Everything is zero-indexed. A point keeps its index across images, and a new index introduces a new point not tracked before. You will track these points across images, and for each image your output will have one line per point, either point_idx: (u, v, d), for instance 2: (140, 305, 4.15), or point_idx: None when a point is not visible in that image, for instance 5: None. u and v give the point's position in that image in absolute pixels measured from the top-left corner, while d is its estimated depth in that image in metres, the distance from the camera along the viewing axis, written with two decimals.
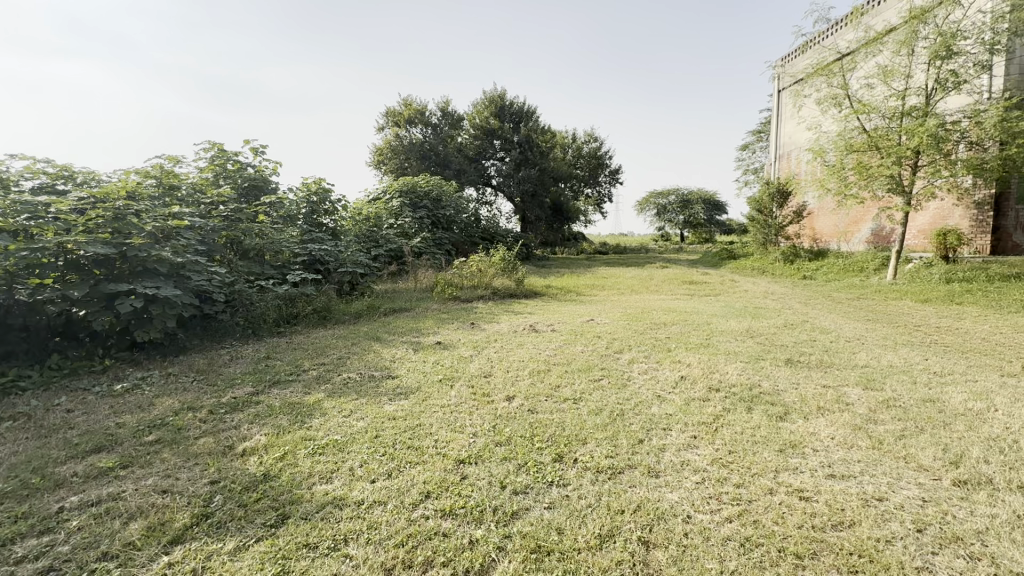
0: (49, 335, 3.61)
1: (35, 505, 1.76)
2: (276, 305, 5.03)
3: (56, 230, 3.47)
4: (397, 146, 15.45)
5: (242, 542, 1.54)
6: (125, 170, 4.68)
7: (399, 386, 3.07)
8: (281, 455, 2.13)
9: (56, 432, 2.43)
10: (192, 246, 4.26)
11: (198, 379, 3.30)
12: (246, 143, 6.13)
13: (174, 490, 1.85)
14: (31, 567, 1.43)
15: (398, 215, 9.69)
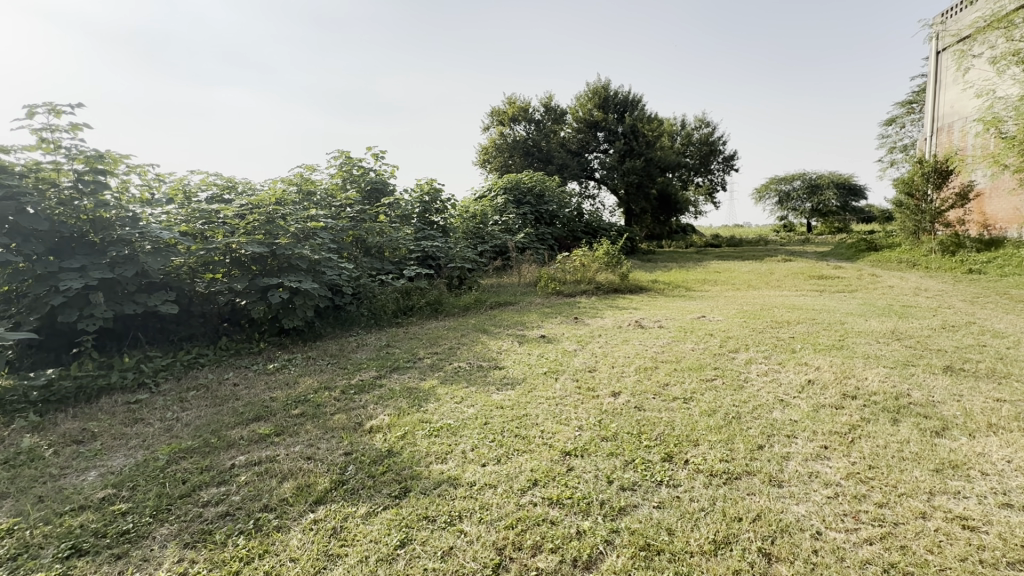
0: (219, 320, 4.29)
1: (214, 460, 2.12)
2: (393, 298, 5.49)
3: (223, 233, 4.12)
4: (502, 145, 15.83)
5: (372, 508, 1.72)
6: (274, 180, 5.42)
7: (506, 377, 3.19)
8: (402, 434, 2.33)
9: (226, 401, 2.91)
10: (326, 245, 4.79)
11: (332, 362, 3.72)
12: (369, 149, 6.75)
13: (317, 457, 2.12)
14: (213, 510, 1.74)
15: (503, 212, 9.92)
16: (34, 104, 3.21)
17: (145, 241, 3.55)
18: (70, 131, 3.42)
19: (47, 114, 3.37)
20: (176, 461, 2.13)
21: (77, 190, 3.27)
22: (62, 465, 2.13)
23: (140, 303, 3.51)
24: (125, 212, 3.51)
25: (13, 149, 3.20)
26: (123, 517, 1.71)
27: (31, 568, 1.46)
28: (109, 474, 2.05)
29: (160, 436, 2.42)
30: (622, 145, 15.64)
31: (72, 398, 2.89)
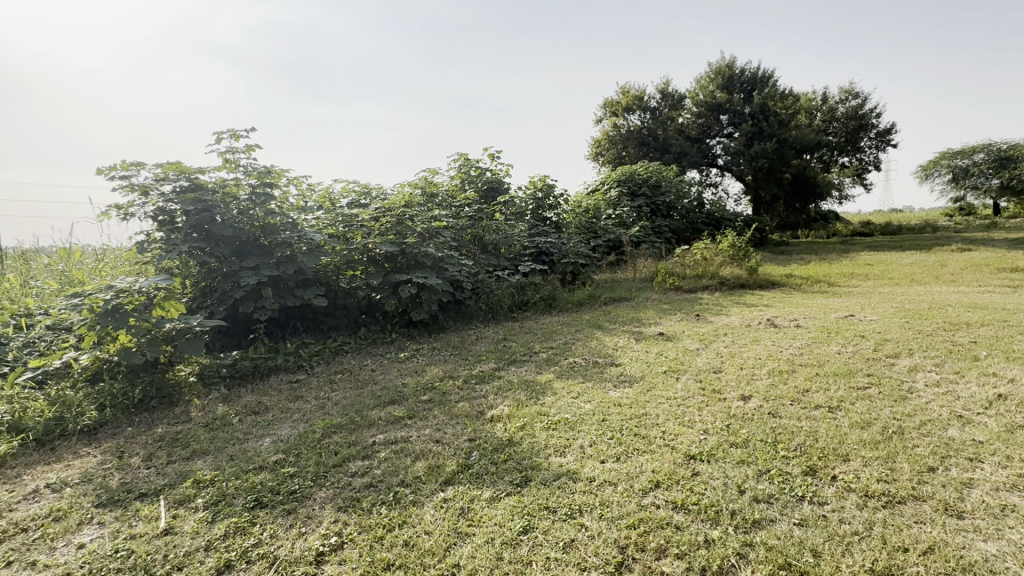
0: (359, 312, 4.78)
1: (359, 436, 2.40)
2: (509, 293, 5.66)
3: (362, 234, 4.60)
4: (615, 136, 15.38)
5: (496, 493, 1.80)
6: (402, 184, 5.91)
7: (623, 374, 3.13)
8: (521, 425, 2.40)
9: (366, 385, 3.25)
10: (448, 243, 5.11)
11: (454, 353, 3.97)
12: (486, 150, 7.06)
13: (444, 441, 2.28)
14: (359, 480, 1.96)
15: (616, 205, 9.65)
16: (220, 131, 3.88)
17: (302, 243, 4.10)
18: (245, 151, 4.07)
19: (229, 139, 4.05)
20: (330, 434, 2.44)
21: (251, 201, 3.89)
22: (245, 431, 2.56)
23: (298, 296, 4.07)
24: (286, 218, 4.10)
25: (206, 169, 3.90)
26: (291, 479, 2.01)
27: (228, 513, 1.78)
28: (279, 441, 2.42)
29: (316, 413, 2.79)
30: (750, 127, 14.29)
31: (250, 375, 3.46)
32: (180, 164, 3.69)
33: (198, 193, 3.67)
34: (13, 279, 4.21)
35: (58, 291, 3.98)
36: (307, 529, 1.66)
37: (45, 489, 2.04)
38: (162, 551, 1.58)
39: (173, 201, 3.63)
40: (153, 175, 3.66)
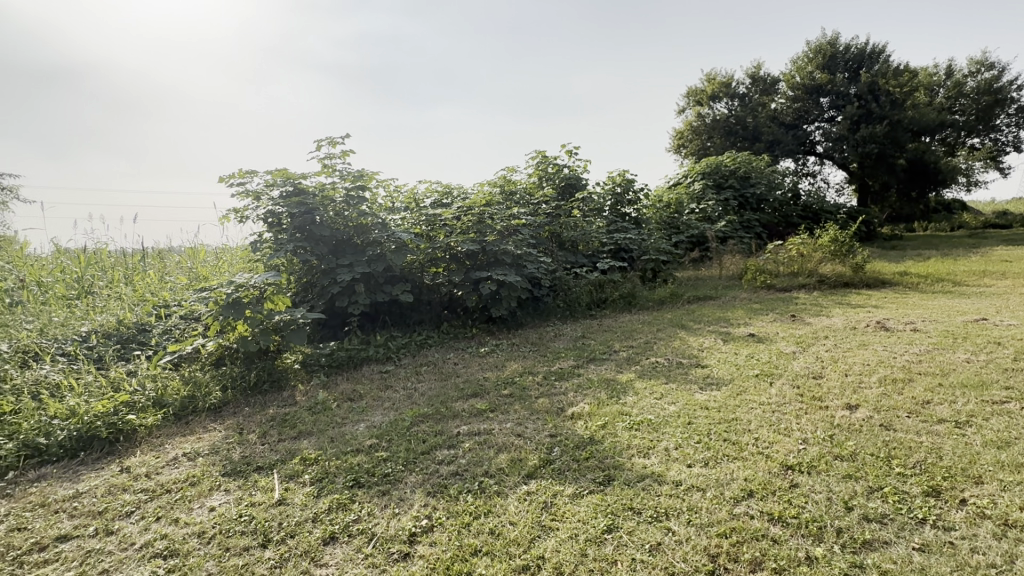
0: (442, 308, 4.95)
1: (445, 427, 2.51)
2: (588, 291, 5.61)
3: (444, 233, 4.77)
4: (699, 126, 14.60)
5: (578, 490, 1.81)
6: (482, 183, 6.05)
7: (709, 376, 2.98)
8: (603, 423, 2.38)
9: (449, 377, 3.39)
10: (527, 240, 5.16)
11: (533, 350, 4.01)
12: (563, 147, 7.02)
13: (526, 436, 2.32)
14: (445, 468, 2.05)
15: (701, 198, 9.16)
16: (319, 139, 4.21)
17: (390, 242, 4.34)
18: (341, 156, 4.39)
19: (327, 145, 4.38)
20: (418, 423, 2.58)
21: (346, 203, 4.18)
22: (342, 416, 2.78)
23: (387, 292, 4.33)
24: (377, 219, 4.36)
25: (308, 174, 4.26)
26: (384, 462, 2.15)
27: (331, 489, 1.95)
28: (373, 427, 2.59)
29: (404, 402, 2.95)
30: (856, 110, 12.94)
31: (346, 364, 3.74)
32: (286, 171, 4.06)
33: (301, 197, 4.02)
34: (154, 275, 4.87)
35: (188, 286, 4.55)
36: (400, 510, 1.77)
37: (181, 457, 2.35)
38: (278, 519, 1.77)
39: (280, 204, 4.00)
40: (264, 182, 4.06)
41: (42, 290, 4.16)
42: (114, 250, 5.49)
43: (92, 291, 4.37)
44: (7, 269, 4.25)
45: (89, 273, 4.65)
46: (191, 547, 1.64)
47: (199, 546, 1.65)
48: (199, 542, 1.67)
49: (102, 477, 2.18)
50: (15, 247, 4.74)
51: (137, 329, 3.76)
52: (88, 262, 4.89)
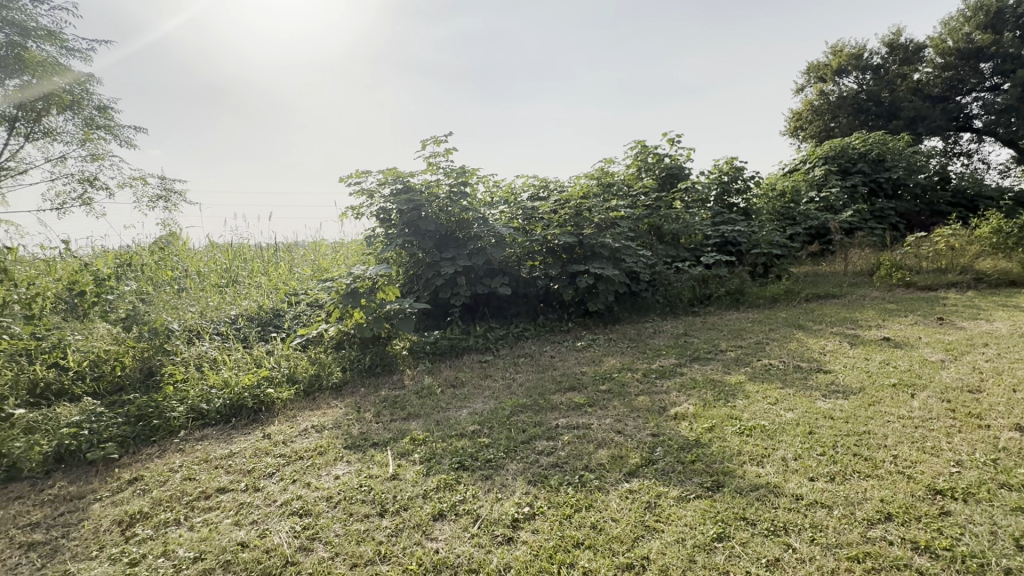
0: (538, 301, 4.97)
1: (544, 418, 2.54)
2: (690, 286, 5.32)
3: (541, 226, 4.80)
4: (821, 106, 13.10)
5: (684, 493, 1.74)
6: (579, 176, 5.99)
7: (834, 383, 2.69)
8: (709, 426, 2.26)
9: (547, 370, 3.42)
10: (625, 233, 5.03)
11: (632, 345, 3.90)
12: (665, 135, 6.68)
13: (626, 433, 2.27)
14: (545, 459, 2.08)
15: (823, 185, 8.23)
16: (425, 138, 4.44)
17: (490, 236, 4.47)
18: (444, 154, 4.60)
19: (432, 144, 4.61)
20: (518, 413, 2.64)
21: (449, 198, 4.37)
22: (446, 401, 2.93)
23: (487, 285, 4.47)
24: (477, 213, 4.51)
25: (415, 172, 4.52)
26: (486, 448, 2.23)
27: (438, 469, 2.07)
28: (475, 414, 2.71)
29: (503, 392, 3.04)
30: None
31: (448, 353, 3.93)
32: (396, 170, 4.35)
33: (409, 194, 4.28)
34: (285, 267, 5.50)
35: (312, 277, 5.07)
36: (503, 496, 1.83)
37: (310, 429, 2.64)
38: (392, 492, 1.92)
39: (391, 201, 4.30)
40: (377, 181, 4.38)
41: (201, 278, 4.88)
42: (253, 244, 6.28)
43: (238, 280, 5.04)
44: (176, 260, 5.04)
45: (236, 264, 5.37)
46: (321, 509, 1.84)
47: (328, 509, 1.84)
48: (327, 505, 1.87)
49: (249, 441, 2.52)
50: (181, 242, 5.60)
51: (272, 314, 4.28)
52: (234, 255, 5.65)
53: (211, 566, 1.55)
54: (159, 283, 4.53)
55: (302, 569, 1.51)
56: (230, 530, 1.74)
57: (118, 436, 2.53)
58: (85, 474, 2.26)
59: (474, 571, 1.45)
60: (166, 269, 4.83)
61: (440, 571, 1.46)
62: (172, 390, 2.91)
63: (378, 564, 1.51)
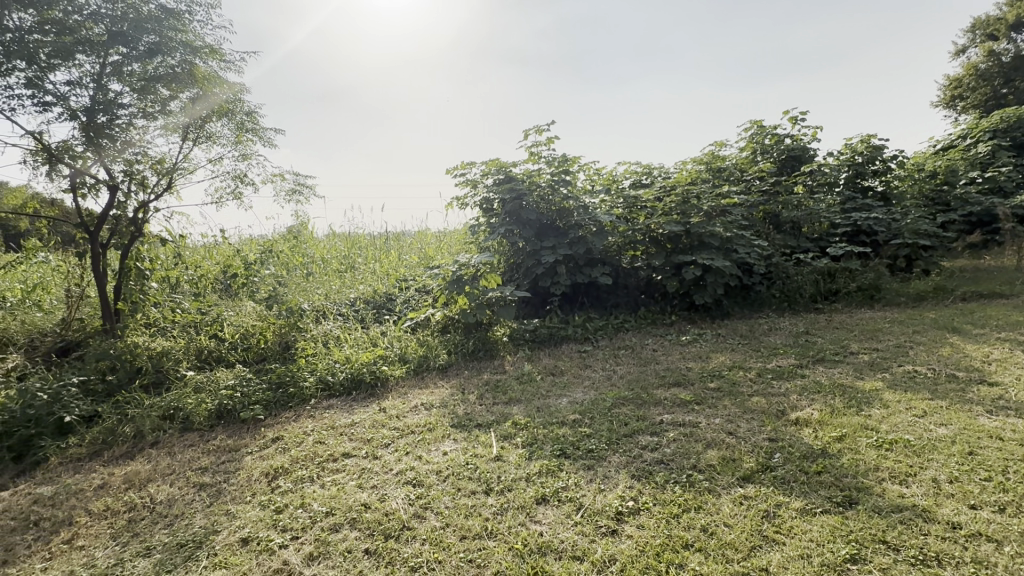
0: (639, 292, 4.81)
1: (647, 413, 2.46)
2: (813, 280, 4.81)
3: (645, 215, 4.62)
4: (991, 69, 10.97)
5: (808, 506, 1.59)
6: (686, 161, 5.65)
7: (1003, 398, 2.28)
8: (838, 435, 2.03)
9: (649, 364, 3.31)
10: (738, 221, 4.67)
11: (744, 342, 3.63)
12: (786, 113, 5.98)
13: (738, 435, 2.13)
14: (650, 454, 2.02)
15: (990, 163, 6.93)
16: (527, 128, 4.47)
17: (592, 225, 4.41)
18: (546, 143, 4.60)
19: (534, 134, 4.63)
20: (619, 405, 2.60)
21: (550, 188, 4.37)
22: (546, 389, 2.96)
23: (587, 274, 4.43)
24: (578, 202, 4.46)
25: (518, 162, 4.58)
26: (588, 438, 2.22)
27: (540, 454, 2.11)
28: (575, 403, 2.70)
29: (604, 383, 3.00)
30: None
31: (547, 341, 3.96)
32: (499, 160, 4.45)
33: (511, 183, 4.36)
34: (395, 255, 5.89)
35: (420, 264, 5.38)
36: (605, 487, 1.81)
37: (420, 406, 2.82)
38: (497, 472, 1.99)
39: (494, 191, 4.41)
40: (481, 171, 4.52)
41: (325, 264, 5.41)
42: (368, 233, 6.81)
43: (355, 266, 5.51)
44: (305, 247, 5.64)
45: (353, 252, 5.87)
46: (432, 481, 1.96)
47: (438, 482, 1.96)
48: (437, 478, 1.99)
49: (367, 412, 2.76)
50: (309, 230, 6.24)
51: (385, 298, 4.62)
52: (352, 244, 6.18)
53: (340, 521, 1.73)
54: (291, 268, 5.10)
55: (417, 534, 1.63)
56: (355, 492, 1.93)
57: (263, 399, 2.91)
58: (239, 430, 2.64)
59: (578, 558, 1.46)
60: (298, 254, 5.42)
61: (545, 554, 1.49)
62: (305, 363, 3.28)
63: (485, 539, 1.58)
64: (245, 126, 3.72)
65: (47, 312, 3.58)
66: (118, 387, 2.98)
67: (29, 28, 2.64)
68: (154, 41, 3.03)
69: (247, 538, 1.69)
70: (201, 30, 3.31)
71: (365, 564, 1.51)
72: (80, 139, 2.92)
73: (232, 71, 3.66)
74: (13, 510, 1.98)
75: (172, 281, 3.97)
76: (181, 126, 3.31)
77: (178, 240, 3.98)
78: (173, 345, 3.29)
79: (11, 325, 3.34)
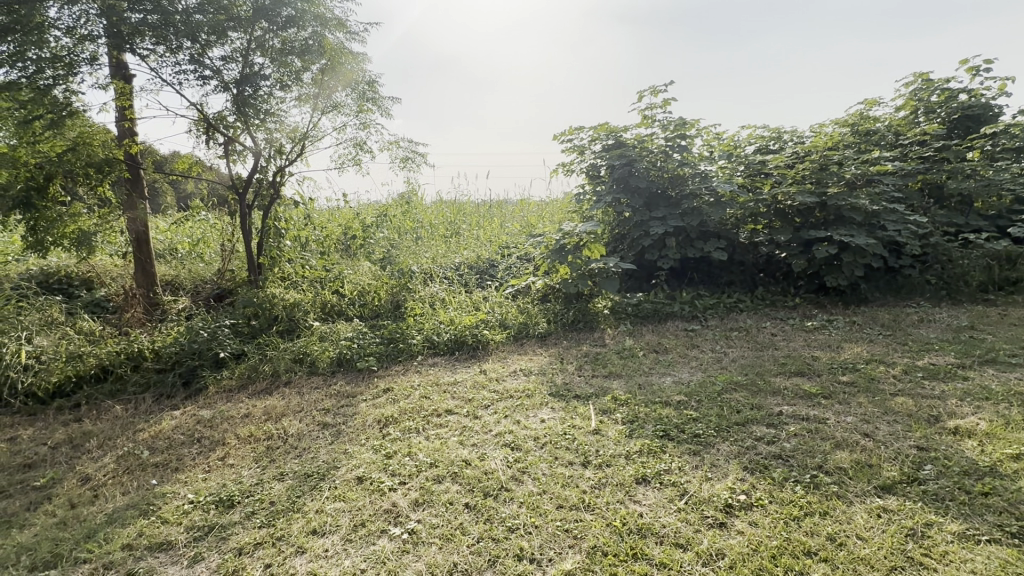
0: (757, 271, 4.40)
1: (763, 402, 2.25)
2: (984, 266, 4.07)
3: (771, 183, 4.14)
4: None
5: (969, 531, 1.35)
6: (825, 123, 4.93)
7: None
8: (1015, 452, 1.69)
9: (766, 349, 3.01)
10: (889, 193, 3.99)
11: (886, 333, 3.16)
12: (965, 62, 4.90)
13: (877, 438, 1.86)
14: (765, 447, 1.84)
15: None
16: (642, 89, 4.18)
17: (708, 195, 4.05)
18: (662, 106, 4.27)
19: (649, 95, 4.32)
20: (730, 390, 2.40)
21: (663, 154, 4.08)
22: (649, 366, 2.84)
23: (699, 248, 4.12)
24: (695, 169, 4.11)
25: (629, 127, 4.31)
26: (694, 422, 2.09)
27: (642, 433, 2.03)
28: (680, 383, 2.56)
29: (713, 365, 2.80)
30: None
31: (651, 317, 3.78)
32: (609, 124, 4.23)
33: (621, 149, 4.14)
34: (498, 222, 5.97)
35: (522, 233, 5.39)
36: (713, 476, 1.69)
37: (518, 371, 2.87)
38: (595, 446, 1.95)
39: (602, 157, 4.22)
40: (589, 137, 4.33)
41: (433, 229, 5.63)
42: (473, 201, 6.95)
43: (460, 232, 5.67)
44: (415, 213, 5.90)
45: (458, 218, 6.04)
46: (530, 447, 1.98)
47: (535, 448, 1.97)
48: (536, 444, 2.00)
49: (468, 373, 2.87)
50: (419, 197, 6.52)
51: (488, 264, 4.71)
52: (458, 210, 6.35)
53: (443, 473, 1.82)
54: (403, 232, 5.38)
55: (515, 497, 1.66)
56: (456, 448, 2.01)
57: (376, 352, 3.14)
58: (356, 379, 2.88)
59: (681, 547, 1.38)
60: (408, 218, 5.69)
61: (645, 536, 1.43)
62: (413, 322, 3.48)
63: (582, 511, 1.56)
64: (366, 95, 3.89)
65: (207, 263, 4.17)
66: (260, 331, 3.40)
67: (194, 9, 2.96)
68: (291, 14, 3.26)
69: (362, 477, 1.84)
70: (331, 2, 3.49)
71: (465, 518, 1.57)
72: (232, 110, 3.28)
73: (356, 41, 3.82)
74: (182, 427, 2.36)
75: (302, 240, 4.37)
76: (312, 96, 3.56)
77: (307, 203, 4.37)
78: (303, 298, 3.66)
79: (181, 272, 3.95)
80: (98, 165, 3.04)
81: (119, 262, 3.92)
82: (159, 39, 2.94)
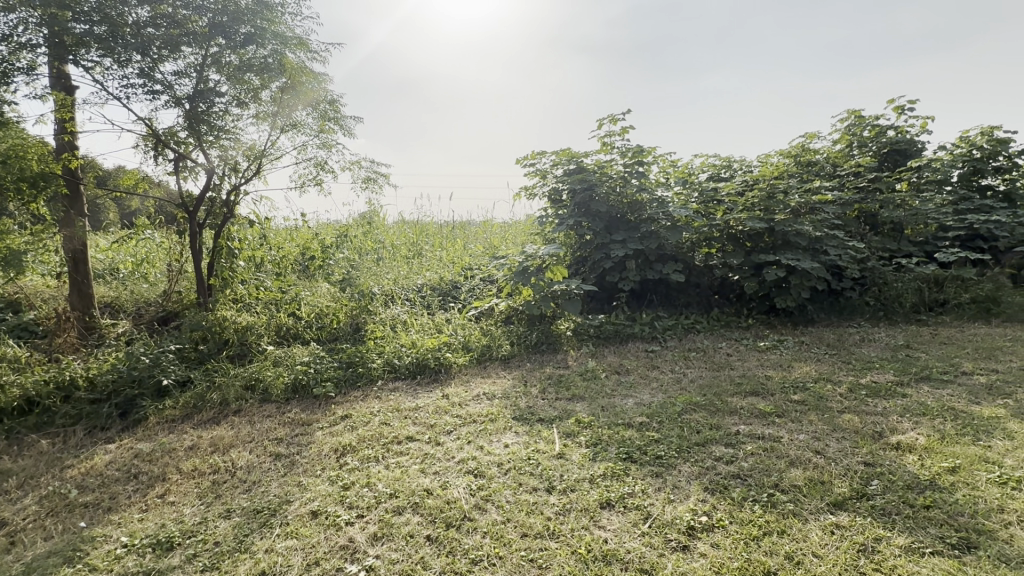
0: (712, 292, 4.56)
1: (722, 422, 2.30)
2: (915, 288, 4.39)
3: (723, 209, 4.33)
4: None
5: (916, 544, 1.41)
6: (771, 153, 5.23)
7: None
8: (951, 466, 1.79)
9: (722, 369, 3.10)
10: (830, 220, 4.25)
11: (831, 353, 3.32)
12: (891, 101, 5.33)
13: (827, 455, 1.94)
14: (724, 467, 1.88)
15: None
16: (601, 117, 4.32)
17: (665, 220, 4.20)
18: (620, 133, 4.41)
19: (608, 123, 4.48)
20: (690, 411, 2.45)
21: (621, 179, 4.20)
22: (612, 388, 2.86)
23: (658, 270, 4.23)
24: (652, 194, 4.25)
25: (590, 153, 4.44)
26: (656, 443, 2.11)
27: (605, 456, 2.03)
28: (641, 405, 2.58)
29: (672, 386, 2.85)
30: None
31: (613, 338, 3.83)
32: (570, 150, 4.34)
33: (582, 174, 4.24)
34: (461, 243, 5.97)
35: (484, 254, 5.40)
36: (675, 498, 1.71)
37: (482, 395, 2.82)
38: (559, 470, 1.94)
39: (564, 182, 4.31)
40: (551, 161, 4.42)
41: (394, 249, 5.55)
42: (435, 222, 6.91)
43: (422, 253, 5.63)
44: (376, 233, 5.82)
45: (421, 239, 6.00)
46: (493, 473, 1.94)
47: (499, 474, 1.94)
48: (499, 470, 1.97)
49: (430, 398, 2.79)
50: (380, 217, 6.43)
51: (450, 285, 4.68)
52: (420, 230, 6.31)
53: (403, 504, 1.75)
54: (363, 252, 5.28)
55: (478, 526, 1.61)
56: (417, 476, 1.95)
57: (334, 377, 3.03)
58: (312, 405, 2.76)
59: (646, 572, 1.38)
60: (369, 239, 5.60)
61: (610, 563, 1.42)
62: (373, 345, 3.39)
63: (547, 539, 1.53)
64: (327, 114, 3.82)
65: (152, 284, 3.94)
66: (208, 356, 3.23)
67: (144, 22, 2.88)
68: (249, 31, 3.19)
69: (317, 511, 1.75)
70: (292, 21, 3.46)
71: (426, 551, 1.51)
72: (183, 126, 3.16)
73: (317, 61, 3.78)
74: (117, 462, 2.18)
75: (257, 261, 4.20)
76: (270, 114, 3.48)
77: (263, 222, 4.22)
78: (256, 321, 3.50)
79: (122, 294, 3.72)
80: (32, 180, 2.84)
81: (52, 283, 3.65)
82: (105, 51, 2.82)
